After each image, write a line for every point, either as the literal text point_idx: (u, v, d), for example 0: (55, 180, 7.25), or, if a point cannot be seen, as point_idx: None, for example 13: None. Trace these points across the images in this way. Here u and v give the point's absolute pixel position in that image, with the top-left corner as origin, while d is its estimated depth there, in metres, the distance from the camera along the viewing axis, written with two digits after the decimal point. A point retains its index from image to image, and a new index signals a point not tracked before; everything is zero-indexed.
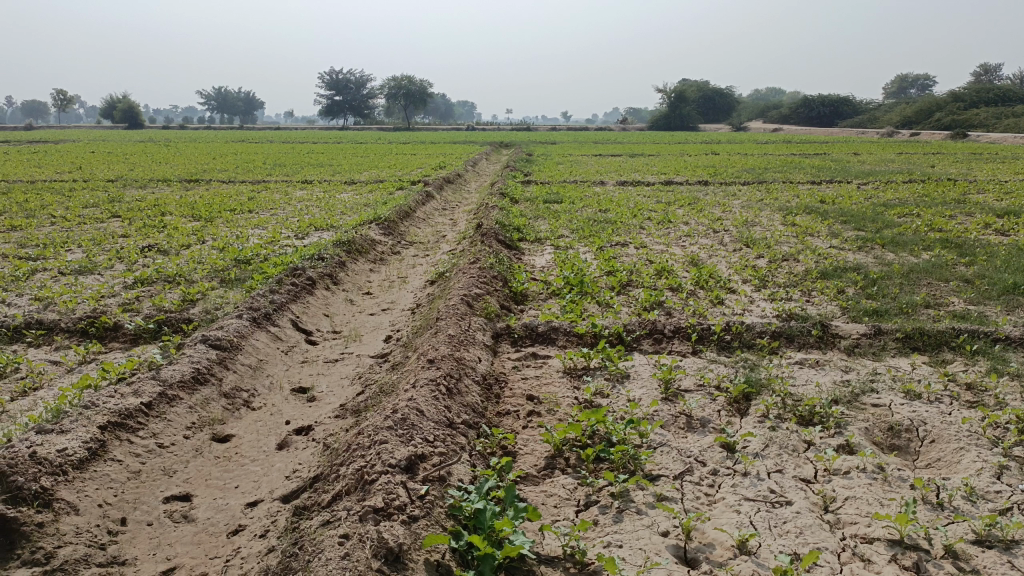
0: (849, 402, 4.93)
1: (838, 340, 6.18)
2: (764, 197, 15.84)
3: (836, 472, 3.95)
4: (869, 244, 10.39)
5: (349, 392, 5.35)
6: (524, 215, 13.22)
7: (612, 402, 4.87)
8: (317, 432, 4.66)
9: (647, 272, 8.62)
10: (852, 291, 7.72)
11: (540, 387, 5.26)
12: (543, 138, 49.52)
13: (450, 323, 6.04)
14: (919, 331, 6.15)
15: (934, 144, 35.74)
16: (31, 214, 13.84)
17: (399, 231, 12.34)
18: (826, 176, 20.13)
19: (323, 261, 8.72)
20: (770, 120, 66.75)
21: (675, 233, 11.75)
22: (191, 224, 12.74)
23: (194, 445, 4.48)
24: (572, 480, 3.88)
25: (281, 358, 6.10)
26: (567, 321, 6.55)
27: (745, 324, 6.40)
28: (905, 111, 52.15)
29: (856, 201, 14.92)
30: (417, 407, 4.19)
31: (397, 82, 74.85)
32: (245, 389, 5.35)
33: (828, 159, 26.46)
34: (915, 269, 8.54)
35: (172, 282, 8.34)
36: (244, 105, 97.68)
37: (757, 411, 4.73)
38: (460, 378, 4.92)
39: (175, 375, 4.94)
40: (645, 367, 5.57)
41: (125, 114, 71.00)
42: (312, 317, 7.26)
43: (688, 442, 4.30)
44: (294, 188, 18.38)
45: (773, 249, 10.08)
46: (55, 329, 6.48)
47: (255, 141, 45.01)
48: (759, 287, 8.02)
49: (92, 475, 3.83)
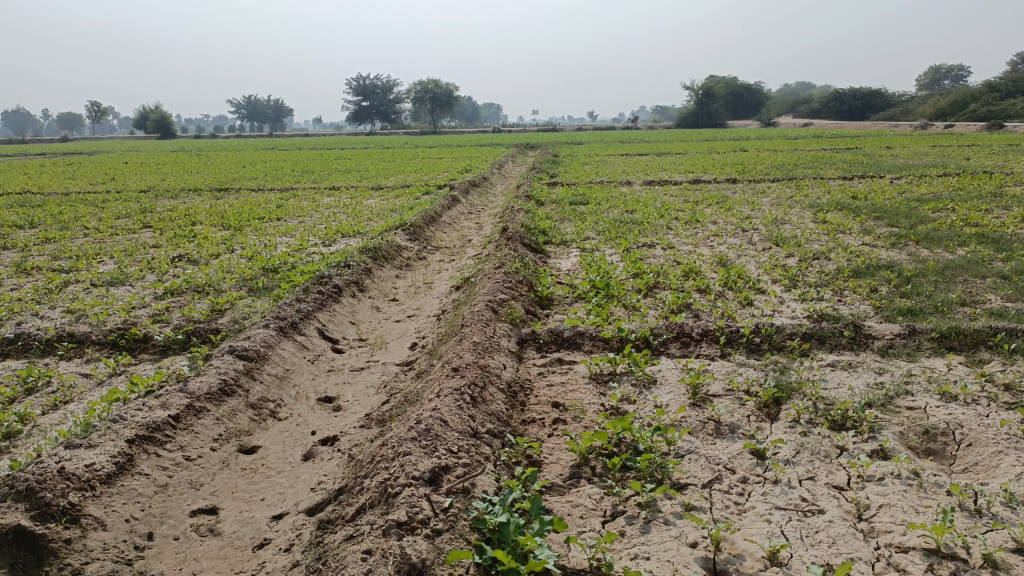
0: (883, 405, 4.81)
1: (871, 341, 6.05)
2: (794, 194, 15.61)
3: (869, 479, 3.84)
4: (902, 240, 10.17)
5: (375, 401, 5.35)
6: (550, 218, 13.18)
7: (638, 409, 4.81)
8: (343, 442, 4.66)
9: (675, 273, 8.52)
10: (885, 289, 7.55)
11: (566, 393, 5.21)
12: (569, 138, 49.39)
13: (475, 329, 6.02)
14: (955, 330, 5.99)
15: (970, 135, 34.95)
16: (65, 226, 14.10)
17: (425, 236, 12.36)
18: (857, 171, 19.79)
19: (350, 268, 8.76)
20: (800, 115, 65.88)
21: (703, 233, 11.62)
22: (221, 233, 12.89)
23: (221, 457, 4.51)
24: (598, 490, 3.83)
25: (307, 367, 6.13)
26: (592, 325, 6.50)
27: (775, 326, 6.29)
28: (938, 102, 51.16)
29: (889, 196, 14.63)
30: (441, 417, 4.16)
31: (423, 86, 75.22)
32: (272, 399, 5.38)
33: (860, 154, 26.01)
34: (950, 265, 8.35)
35: (201, 292, 8.44)
36: (272, 113, 98.95)
37: (787, 415, 4.64)
38: (484, 386, 4.89)
39: (202, 387, 4.98)
40: (672, 371, 5.50)
41: (157, 125, 72.24)
42: (339, 325, 7.29)
43: (716, 449, 4.23)
44: (321, 194, 18.53)
45: (803, 247, 9.92)
46: (87, 341, 6.58)
47: (284, 148, 45.57)
48: (788, 287, 7.89)
49: (120, 489, 3.87)
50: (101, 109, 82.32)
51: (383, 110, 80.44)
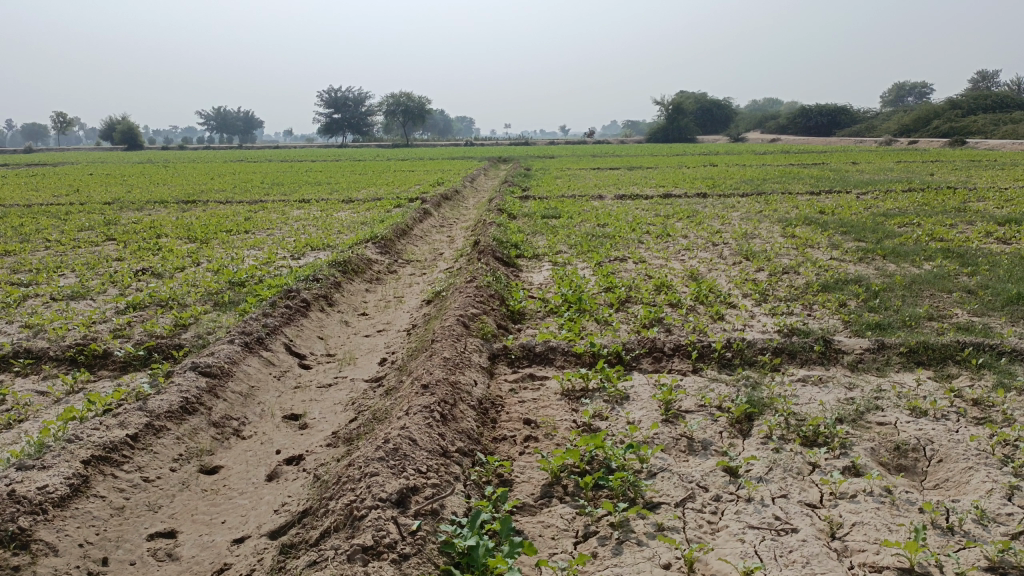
0: (854, 420, 4.81)
1: (841, 355, 6.06)
2: (763, 209, 15.75)
3: (843, 496, 3.82)
4: (869, 255, 10.28)
5: (342, 418, 5.22)
6: (522, 231, 13.14)
7: (611, 426, 4.75)
8: (308, 462, 4.54)
9: (647, 287, 8.51)
10: (854, 304, 7.60)
11: (537, 410, 5.13)
12: (541, 152, 49.61)
13: (445, 345, 5.92)
14: (923, 345, 6.03)
15: (934, 151, 35.75)
16: (26, 239, 13.75)
17: (396, 249, 12.25)
18: (825, 186, 20.05)
19: (318, 282, 8.62)
20: (768, 130, 66.86)
21: (674, 247, 11.65)
22: (187, 246, 12.65)
23: (181, 478, 4.36)
24: (570, 509, 3.76)
25: (273, 384, 5.99)
26: (564, 340, 6.44)
27: (747, 340, 6.29)
28: (901, 119, 52.20)
29: (856, 211, 14.82)
30: (410, 436, 4.06)
31: (395, 99, 75.08)
32: (236, 417, 5.23)
33: (826, 169, 26.38)
34: (917, 280, 8.44)
35: (165, 306, 8.25)
36: (243, 125, 98.27)
37: (759, 432, 4.60)
38: (455, 403, 4.79)
39: (162, 406, 4.82)
40: (644, 387, 5.45)
41: (124, 136, 71.20)
42: (306, 340, 7.15)
43: (689, 467, 4.18)
44: (291, 207, 18.33)
45: (773, 262, 9.98)
46: (44, 357, 6.37)
47: (255, 160, 45.16)
48: (759, 302, 7.91)
49: (74, 512, 3.71)
50: (67, 120, 81.01)
51: (355, 122, 80.23)
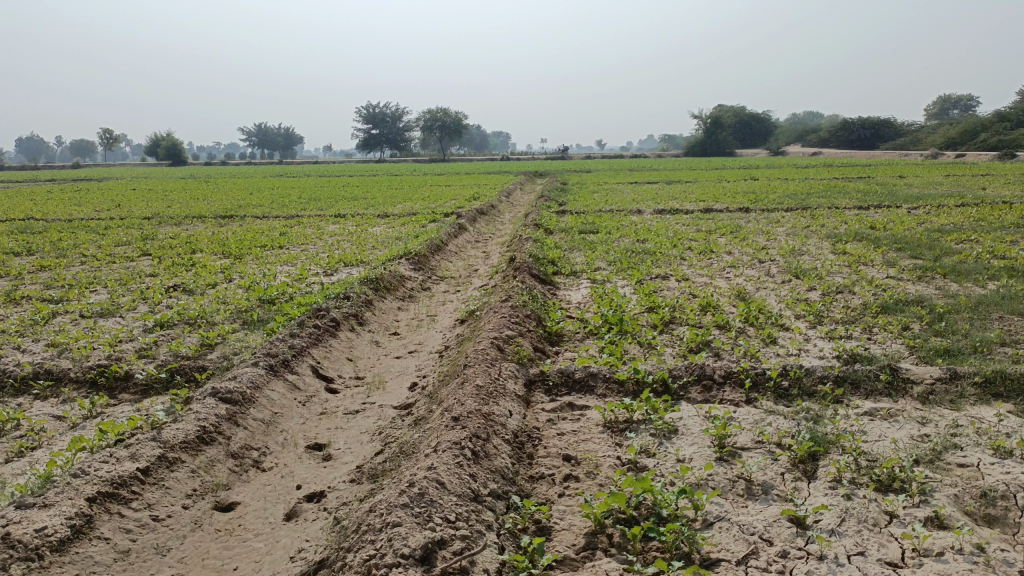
0: (931, 462, 4.30)
1: (910, 386, 5.55)
2: (809, 224, 15.17)
3: (927, 553, 3.34)
4: (928, 273, 9.70)
5: (368, 450, 4.87)
6: (559, 247, 12.77)
7: (659, 465, 4.33)
8: (329, 500, 4.19)
9: (692, 307, 8.07)
10: (918, 327, 7.06)
11: (578, 444, 4.73)
12: (577, 167, 49.26)
13: (478, 371, 5.55)
14: (1001, 375, 5.48)
15: (983, 164, 34.63)
16: (63, 254, 13.76)
17: (430, 266, 11.94)
18: (873, 201, 19.33)
19: (349, 300, 8.33)
20: (810, 144, 65.67)
21: (719, 264, 11.16)
22: (220, 261, 12.51)
23: (193, 517, 4.03)
24: (617, 565, 3.34)
25: (297, 410, 5.66)
26: (606, 365, 6.03)
27: (805, 368, 5.81)
28: (947, 132, 50.81)
29: (909, 226, 14.13)
30: (437, 478, 3.67)
31: (432, 115, 75.38)
32: (256, 448, 4.91)
33: (873, 183, 25.54)
34: (983, 301, 7.86)
35: (193, 325, 8.03)
36: (283, 141, 100.19)
37: (826, 474, 4.14)
38: (488, 438, 4.40)
39: (177, 435, 4.52)
40: (695, 419, 5.01)
41: (168, 152, 72.56)
42: (335, 362, 6.84)
43: (749, 516, 3.75)
44: (327, 222, 18.23)
45: (825, 280, 9.45)
46: (64, 379, 6.15)
47: (291, 174, 45.52)
48: (814, 324, 7.41)
49: (73, 558, 3.40)
50: (114, 136, 82.66)
51: (392, 138, 80.83)
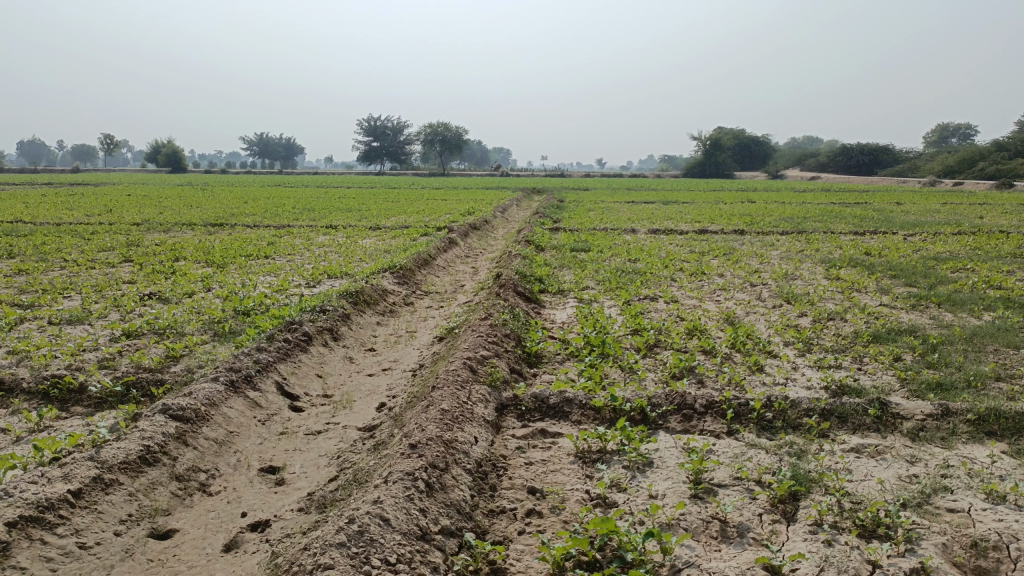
0: (918, 506, 4.03)
1: (899, 421, 5.28)
2: (804, 248, 14.95)
3: None
4: (923, 302, 9.46)
5: (323, 476, 4.59)
6: (548, 265, 12.52)
7: (630, 501, 4.05)
8: (273, 531, 3.92)
9: (678, 331, 7.81)
10: (910, 358, 6.79)
11: (545, 476, 4.45)
12: (575, 184, 49.14)
13: (445, 393, 5.27)
14: (995, 413, 5.22)
15: (983, 194, 34.60)
16: (43, 258, 13.42)
17: (415, 280, 11.68)
18: (869, 227, 19.11)
19: (325, 314, 8.06)
20: (810, 168, 65.75)
21: (710, 286, 10.93)
22: (201, 270, 12.22)
23: (125, 544, 3.75)
24: None
25: (255, 429, 5.37)
26: (582, 391, 5.76)
27: (791, 400, 5.54)
28: (947, 159, 50.88)
29: (904, 253, 13.93)
30: (381, 514, 3.43)
31: (433, 129, 75.39)
32: (203, 470, 4.62)
33: (870, 209, 25.31)
34: (978, 332, 7.60)
35: (161, 335, 7.74)
36: (284, 151, 100.31)
37: (807, 517, 3.86)
38: (446, 469, 4.13)
39: (117, 455, 4.25)
40: (671, 452, 4.74)
41: (168, 158, 72.41)
42: (302, 378, 6.55)
43: (721, 562, 3.48)
44: (317, 233, 17.97)
45: (817, 306, 9.21)
46: (16, 390, 5.85)
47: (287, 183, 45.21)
48: (803, 352, 7.15)
49: None
50: (115, 141, 82.55)
51: (392, 151, 80.83)
